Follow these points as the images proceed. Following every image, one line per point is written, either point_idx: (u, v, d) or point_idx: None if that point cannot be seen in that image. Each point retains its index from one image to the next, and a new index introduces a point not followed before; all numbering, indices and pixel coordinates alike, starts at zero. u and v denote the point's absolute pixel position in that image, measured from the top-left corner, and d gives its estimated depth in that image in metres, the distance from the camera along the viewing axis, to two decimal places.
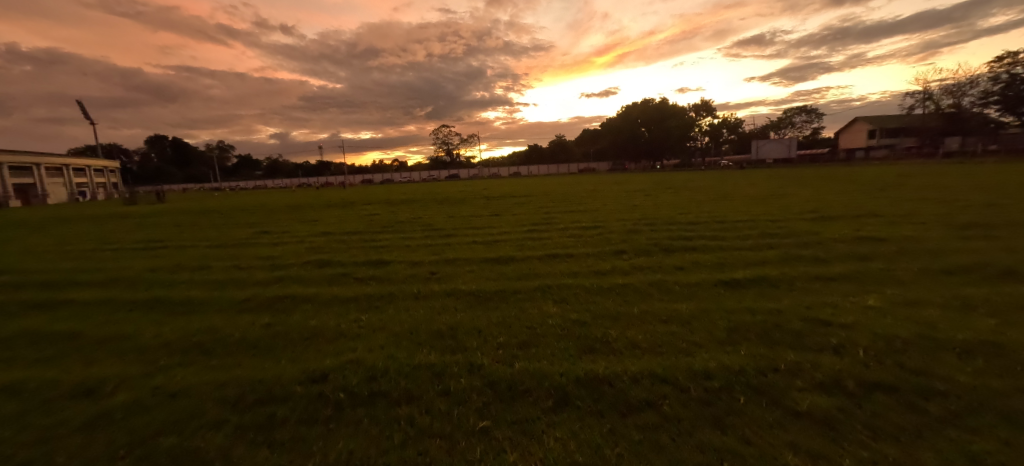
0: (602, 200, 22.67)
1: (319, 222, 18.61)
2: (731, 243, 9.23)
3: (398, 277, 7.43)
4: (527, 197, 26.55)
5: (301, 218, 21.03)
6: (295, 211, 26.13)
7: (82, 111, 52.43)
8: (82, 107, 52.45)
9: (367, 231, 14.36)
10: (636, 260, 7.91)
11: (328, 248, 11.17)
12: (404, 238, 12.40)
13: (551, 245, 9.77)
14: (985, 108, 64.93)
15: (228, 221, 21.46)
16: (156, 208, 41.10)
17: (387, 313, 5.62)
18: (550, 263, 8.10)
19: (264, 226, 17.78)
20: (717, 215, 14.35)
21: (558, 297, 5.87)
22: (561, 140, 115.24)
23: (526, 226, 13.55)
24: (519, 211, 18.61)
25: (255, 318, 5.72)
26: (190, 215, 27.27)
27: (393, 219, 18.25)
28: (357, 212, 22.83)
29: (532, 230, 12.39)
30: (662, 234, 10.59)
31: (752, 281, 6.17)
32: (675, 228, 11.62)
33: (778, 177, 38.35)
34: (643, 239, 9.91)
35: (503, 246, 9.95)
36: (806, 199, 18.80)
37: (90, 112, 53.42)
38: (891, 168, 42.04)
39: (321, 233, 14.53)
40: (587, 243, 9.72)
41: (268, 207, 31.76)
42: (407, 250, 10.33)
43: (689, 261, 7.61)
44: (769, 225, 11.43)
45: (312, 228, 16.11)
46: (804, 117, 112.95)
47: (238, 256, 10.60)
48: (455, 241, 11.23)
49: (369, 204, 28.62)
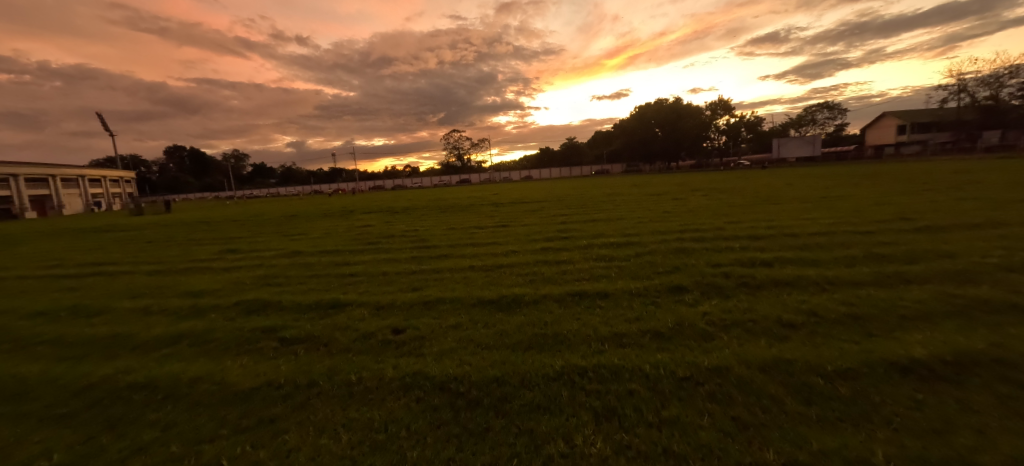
0: (625, 206, 19.83)
1: (301, 236, 16.29)
2: (838, 272, 6.36)
3: (344, 340, 4.84)
4: (540, 204, 23.87)
5: (285, 231, 18.81)
6: (286, 222, 23.98)
7: (100, 123, 53.21)
8: (99, 121, 53.36)
9: (345, 249, 11.89)
10: (709, 307, 5.11)
11: (285, 278, 8.71)
12: (386, 260, 9.86)
13: (574, 276, 7.06)
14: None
15: (207, 235, 19.43)
16: (157, 218, 40.20)
17: (278, 441, 3.01)
18: (575, 309, 5.39)
19: (239, 243, 15.48)
20: (777, 225, 11.40)
21: (602, 405, 3.16)
22: (572, 142, 112.83)
23: (538, 242, 10.93)
24: (529, 221, 15.98)
25: (51, 447, 3.17)
26: (178, 228, 25.55)
27: (384, 232, 15.85)
28: (350, 222, 20.53)
29: (546, 250, 9.67)
30: (724, 255, 7.76)
31: (958, 368, 3.37)
32: (736, 245, 8.79)
33: (811, 177, 34.77)
34: (702, 264, 7.12)
35: (508, 277, 7.29)
36: (873, 202, 15.66)
37: (108, 124, 53.78)
38: (935, 166, 38.52)
39: (292, 252, 12.10)
40: (623, 273, 6.99)
41: (263, 217, 29.92)
42: (381, 281, 7.81)
43: (801, 312, 4.79)
44: (864, 241, 8.51)
45: (288, 246, 13.73)
46: (827, 113, 107.72)
47: (163, 291, 8.14)
48: (445, 267, 8.65)
49: (366, 213, 26.39)
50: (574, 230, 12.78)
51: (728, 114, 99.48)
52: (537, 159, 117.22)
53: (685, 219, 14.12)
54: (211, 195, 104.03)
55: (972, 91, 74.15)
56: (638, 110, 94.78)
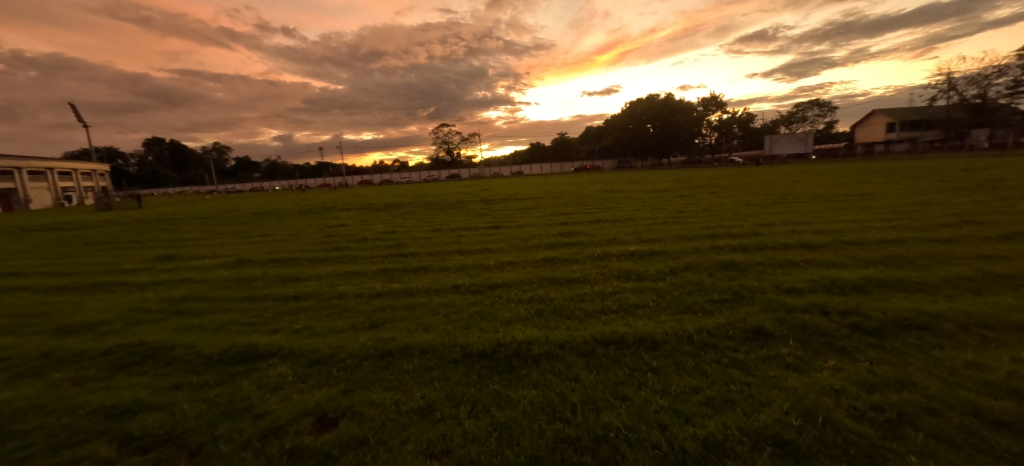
0: (630, 204, 17.94)
1: (260, 239, 14.04)
2: (972, 304, 4.49)
3: (222, 449, 2.78)
4: (535, 201, 21.79)
5: (247, 232, 16.55)
6: (254, 220, 21.59)
7: (75, 114, 50.96)
8: (72, 112, 50.95)
9: (302, 258, 9.72)
10: (833, 380, 3.17)
11: (210, 301, 6.60)
12: (347, 275, 7.75)
13: (597, 306, 5.09)
14: (1014, 99, 59.97)
15: (157, 236, 17.02)
16: (122, 214, 37.41)
17: None
18: (616, 375, 3.40)
19: (186, 247, 13.18)
20: (822, 229, 9.59)
21: None
22: (564, 138, 111.20)
23: (539, 249, 8.95)
24: (525, 222, 13.97)
25: None
26: (134, 226, 23.00)
27: (358, 233, 13.72)
28: (322, 222, 18.29)
29: (551, 262, 7.64)
30: (792, 273, 5.84)
31: None
32: (793, 256, 6.91)
33: (813, 174, 33.26)
34: (771, 287, 5.21)
35: (505, 308, 5.27)
36: (910, 202, 13.98)
37: (77, 114, 50.59)
38: (933, 163, 37.77)
39: (237, 261, 9.90)
40: (666, 303, 5.05)
41: (233, 214, 27.41)
42: (330, 309, 5.77)
43: (997, 391, 2.89)
44: (958, 254, 6.66)
45: (238, 251, 11.53)
46: (817, 111, 107.51)
47: (32, 323, 5.95)
48: (422, 286, 6.61)
49: (345, 210, 24.10)
50: (580, 233, 10.83)
51: (720, 111, 98.57)
52: (529, 154, 115.15)
53: (704, 220, 12.25)
54: (190, 189, 99.90)
55: (961, 89, 74.31)
56: (631, 105, 93.15)
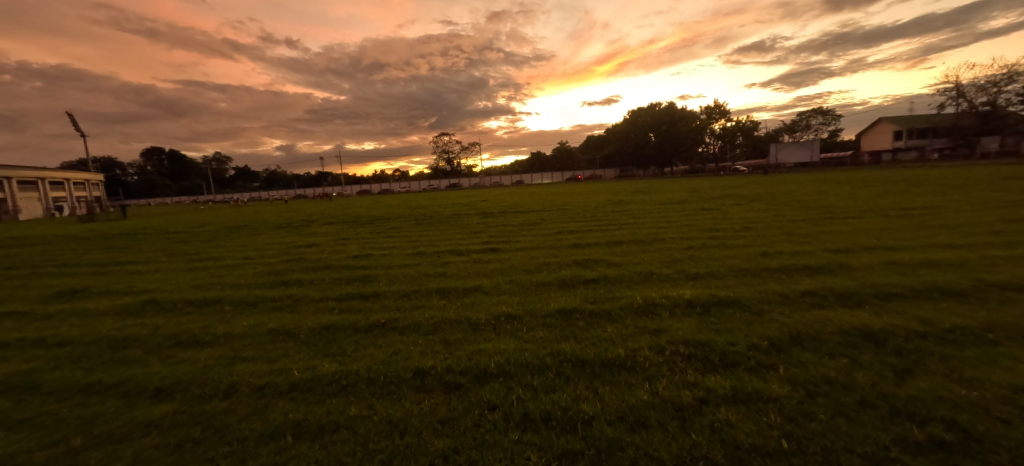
0: (650, 220, 15.53)
1: (207, 265, 11.62)
2: None
3: None
4: (539, 214, 19.45)
5: (200, 253, 14.14)
6: (222, 237, 19.24)
7: (68, 123, 50.12)
8: (69, 122, 50.29)
9: (229, 299, 7.20)
10: None
11: (23, 394, 4.10)
12: (268, 339, 5.24)
13: (679, 452, 2.60)
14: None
15: (97, 258, 14.64)
16: (96, 226, 35.50)
17: None
18: None
19: (111, 277, 10.69)
20: (928, 259, 7.13)
21: None
22: (564, 147, 109.53)
23: (547, 290, 6.50)
24: (527, 242, 11.55)
25: None
26: (89, 243, 20.64)
27: (322, 258, 11.31)
28: (291, 240, 15.84)
29: (571, 319, 5.14)
30: (1004, 364, 3.34)
31: None
32: (953, 315, 4.39)
33: (833, 183, 30.80)
34: (1018, 416, 2.70)
35: (500, 447, 2.77)
36: (992, 218, 11.52)
37: (73, 120, 49.40)
38: (958, 171, 35.43)
39: (145, 304, 7.41)
40: (819, 447, 2.54)
41: (205, 228, 25.03)
42: (189, 431, 3.26)
43: None
44: None
45: (161, 286, 9.00)
46: (821, 120, 105.69)
47: None
48: (367, 370, 4.09)
49: (325, 225, 21.68)
50: (600, 261, 8.39)
51: (723, 119, 96.91)
52: (530, 163, 113.18)
53: (753, 241, 9.79)
54: (186, 198, 98.11)
55: (969, 97, 72.39)
56: (632, 113, 91.51)
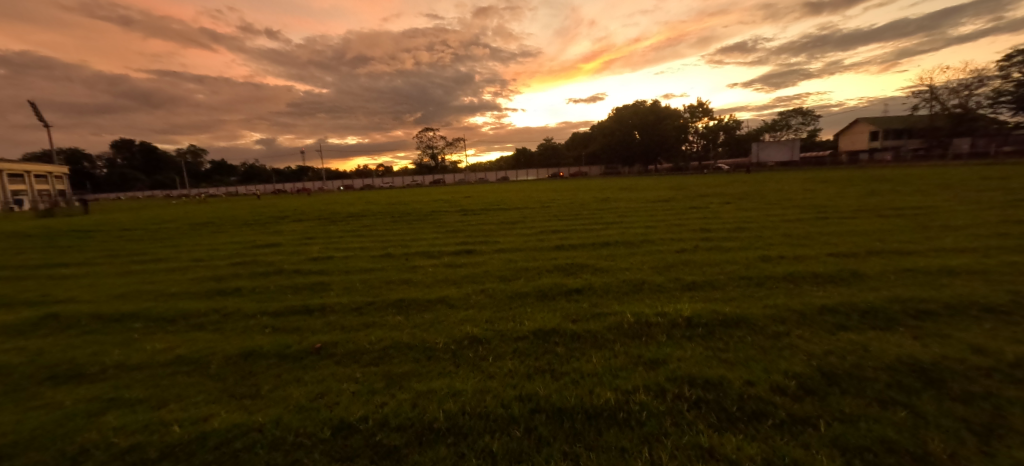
0: (637, 218, 14.76)
1: (145, 268, 10.28)
2: None
3: None
4: (522, 212, 18.51)
5: (143, 254, 12.72)
6: (177, 235, 17.72)
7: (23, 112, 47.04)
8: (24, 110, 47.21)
9: (144, 315, 6.01)
10: None
11: None
12: (167, 372, 4.14)
13: None
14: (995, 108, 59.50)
15: (26, 259, 13.06)
16: (47, 221, 33.12)
17: None
18: None
19: (27, 283, 9.30)
20: (944, 265, 6.44)
21: None
22: (550, 143, 108.81)
23: (522, 304, 5.53)
24: (506, 243, 10.59)
25: None
26: (28, 241, 18.79)
27: (276, 260, 10.10)
28: (250, 239, 14.50)
29: (550, 344, 4.19)
30: None
31: None
32: (1009, 341, 3.60)
33: (817, 182, 30.65)
34: None
35: None
36: (989, 219, 11.05)
37: (31, 110, 46.15)
38: (933, 171, 35.81)
39: (42, 320, 6.15)
40: None
41: (164, 225, 23.29)
42: None
43: None
44: None
45: (76, 295, 7.69)
46: (801, 119, 107.44)
47: None
48: (275, 425, 3.05)
49: (294, 222, 20.27)
50: (584, 266, 7.47)
51: (707, 118, 97.52)
52: (516, 160, 112.07)
53: (749, 243, 9.05)
54: (157, 192, 93.82)
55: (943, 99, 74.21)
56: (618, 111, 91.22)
